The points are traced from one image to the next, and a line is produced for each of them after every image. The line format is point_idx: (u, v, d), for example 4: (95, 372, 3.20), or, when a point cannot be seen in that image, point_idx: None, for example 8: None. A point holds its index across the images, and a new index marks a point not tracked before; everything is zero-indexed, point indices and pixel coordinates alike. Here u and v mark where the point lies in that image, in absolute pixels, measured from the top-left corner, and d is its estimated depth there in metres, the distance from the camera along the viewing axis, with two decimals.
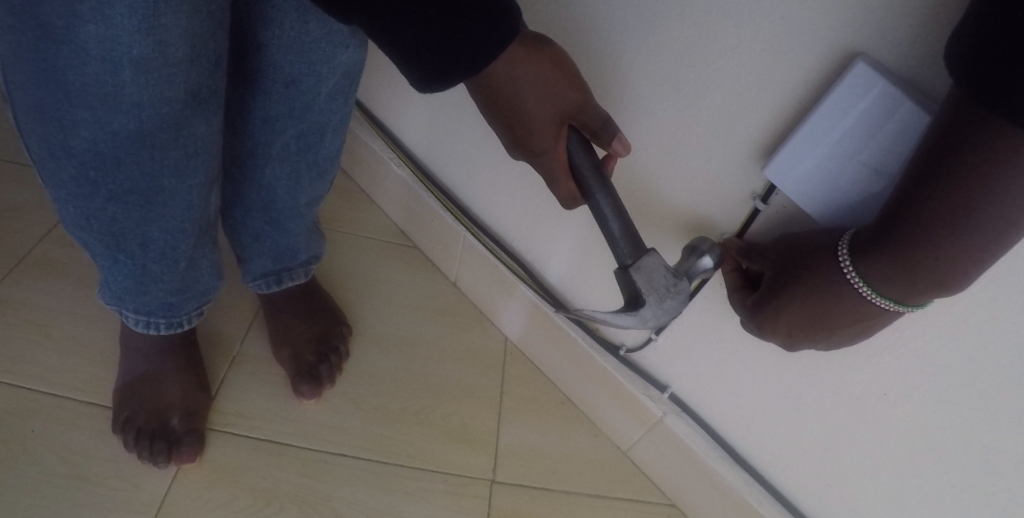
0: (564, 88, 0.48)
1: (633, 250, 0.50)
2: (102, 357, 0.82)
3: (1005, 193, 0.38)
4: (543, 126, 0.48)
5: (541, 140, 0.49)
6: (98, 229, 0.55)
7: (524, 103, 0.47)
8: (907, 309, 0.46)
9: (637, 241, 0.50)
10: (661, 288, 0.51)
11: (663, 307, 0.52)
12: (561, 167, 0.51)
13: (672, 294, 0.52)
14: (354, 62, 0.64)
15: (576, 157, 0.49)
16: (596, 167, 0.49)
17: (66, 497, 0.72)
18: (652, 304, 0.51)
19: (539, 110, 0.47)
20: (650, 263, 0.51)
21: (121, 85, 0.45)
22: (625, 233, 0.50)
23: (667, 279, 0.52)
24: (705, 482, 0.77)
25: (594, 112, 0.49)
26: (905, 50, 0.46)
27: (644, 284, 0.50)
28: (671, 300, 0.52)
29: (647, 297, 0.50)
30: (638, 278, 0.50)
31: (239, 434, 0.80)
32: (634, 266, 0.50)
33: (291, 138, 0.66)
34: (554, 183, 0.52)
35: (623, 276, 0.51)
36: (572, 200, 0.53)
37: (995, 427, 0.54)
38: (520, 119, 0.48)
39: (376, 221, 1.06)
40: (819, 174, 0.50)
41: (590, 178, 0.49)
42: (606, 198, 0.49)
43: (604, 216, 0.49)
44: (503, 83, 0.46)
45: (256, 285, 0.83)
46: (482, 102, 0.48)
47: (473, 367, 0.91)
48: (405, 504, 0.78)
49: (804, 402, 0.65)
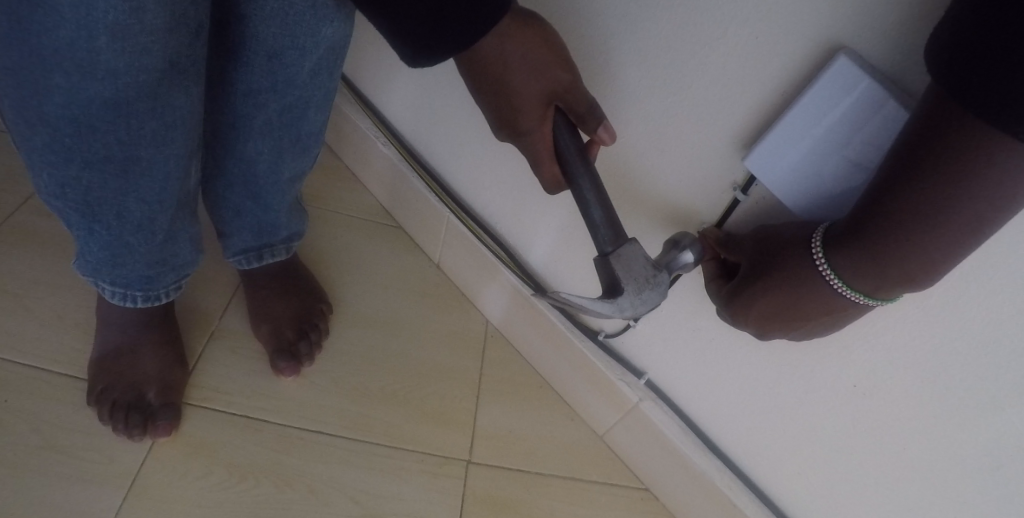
0: (552, 68, 0.48)
1: (614, 237, 0.50)
2: (79, 330, 0.82)
3: (977, 190, 0.38)
4: (529, 105, 0.48)
5: (526, 120, 0.49)
6: (74, 198, 0.55)
7: (511, 81, 0.47)
8: (877, 302, 0.47)
9: (618, 227, 0.51)
10: (639, 278, 0.52)
11: (641, 297, 0.52)
12: (546, 149, 0.50)
13: (651, 285, 0.52)
14: (340, 37, 0.63)
15: (562, 139, 0.49)
16: (580, 151, 0.49)
17: (40, 468, 0.71)
18: (629, 293, 0.51)
19: (526, 89, 0.47)
20: (629, 252, 0.51)
21: (96, 51, 0.44)
22: (606, 219, 0.50)
23: (645, 269, 0.52)
24: (678, 467, 0.79)
25: (581, 94, 0.49)
26: (887, 45, 0.46)
27: (623, 273, 0.51)
28: (650, 291, 0.52)
29: (625, 285, 0.51)
30: (617, 266, 0.51)
31: (216, 409, 0.79)
32: (612, 254, 0.51)
33: (273, 112, 0.65)
34: (539, 166, 0.52)
35: (601, 263, 0.51)
36: (556, 184, 0.53)
37: (959, 419, 0.56)
38: (506, 97, 0.48)
39: (361, 200, 1.05)
40: (801, 167, 0.51)
41: (574, 161, 0.49)
42: (590, 182, 0.49)
43: (587, 200, 0.49)
44: (490, 59, 0.46)
45: (237, 260, 0.82)
46: (470, 76, 0.48)
47: (454, 348, 0.92)
48: (381, 482, 0.79)
49: (777, 392, 0.66)
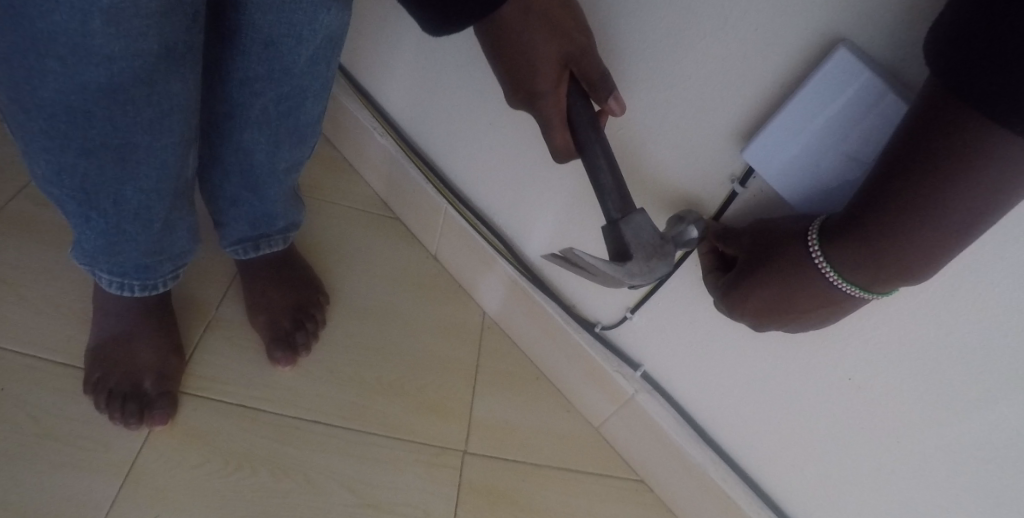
0: (571, 31, 0.50)
1: (622, 205, 0.49)
2: (77, 318, 0.81)
3: (976, 184, 0.38)
4: (546, 64, 0.50)
5: (543, 80, 0.50)
6: (70, 185, 0.55)
7: (531, 36, 0.49)
8: (872, 296, 0.47)
9: (626, 194, 0.49)
10: (650, 246, 0.49)
11: (650, 266, 0.49)
12: (558, 113, 0.51)
13: (661, 255, 0.50)
14: (338, 25, 0.63)
15: (575, 102, 0.50)
16: (593, 119, 0.50)
17: (38, 456, 0.71)
18: (639, 260, 0.48)
19: (546, 47, 0.50)
20: (640, 220, 0.49)
21: (90, 35, 0.44)
22: (615, 185, 0.49)
23: (655, 238, 0.49)
24: (673, 459, 0.79)
25: (594, 62, 0.52)
26: (888, 38, 0.46)
27: (633, 239, 0.48)
28: (659, 262, 0.50)
29: (635, 252, 0.48)
30: (626, 231, 0.48)
31: (212, 399, 0.80)
32: (622, 220, 0.48)
33: (269, 101, 0.65)
34: (549, 133, 0.53)
35: (609, 230, 0.49)
36: (565, 152, 0.54)
37: (952, 412, 0.56)
38: (524, 54, 0.50)
39: (358, 191, 1.05)
40: (800, 159, 0.51)
41: (585, 125, 0.50)
42: (601, 147, 0.49)
43: (598, 164, 0.49)
44: (514, 15, 0.49)
45: (233, 250, 0.82)
46: (491, 37, 0.51)
47: (450, 339, 0.92)
48: (377, 471, 0.79)
49: (773, 384, 0.66)
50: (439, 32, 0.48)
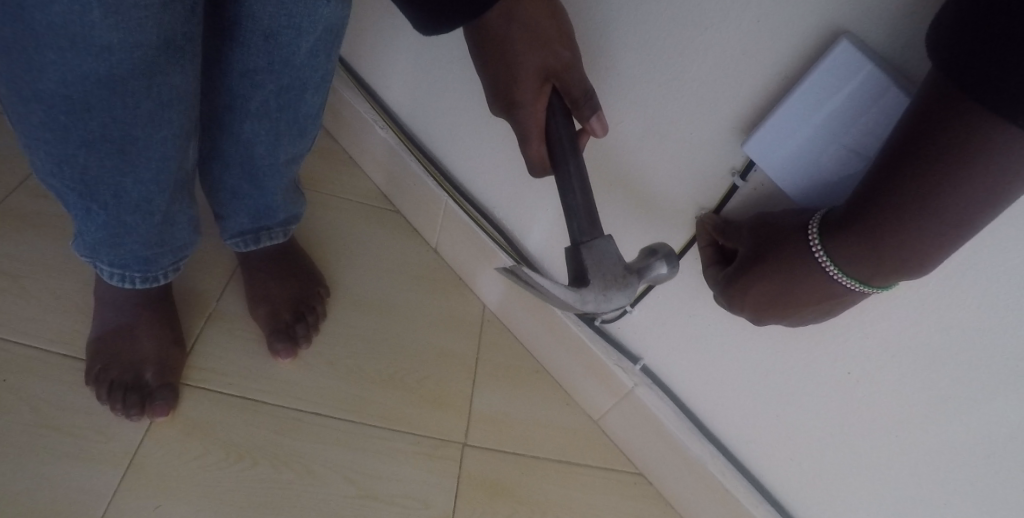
0: (555, 45, 0.50)
1: (589, 228, 0.49)
2: (78, 310, 0.82)
3: (977, 178, 0.38)
4: (527, 76, 0.50)
5: (523, 91, 0.50)
6: (70, 178, 0.55)
7: (513, 46, 0.50)
8: (872, 290, 0.47)
9: (595, 219, 0.49)
10: (609, 275, 0.49)
11: (605, 295, 0.49)
12: (537, 125, 0.51)
13: (620, 285, 0.50)
14: (338, 17, 0.62)
15: (554, 117, 0.50)
16: (570, 137, 0.50)
17: (40, 446, 0.72)
18: (594, 288, 0.49)
19: (528, 59, 0.50)
20: (603, 247, 0.49)
21: (89, 26, 0.44)
22: (583, 209, 0.48)
23: (618, 268, 0.50)
24: (672, 452, 0.80)
25: (578, 78, 0.51)
26: (890, 31, 0.46)
27: (592, 266, 0.49)
28: (616, 292, 0.50)
29: (592, 279, 0.49)
30: (587, 257, 0.49)
31: (214, 391, 0.80)
32: (585, 245, 0.49)
33: (269, 94, 0.65)
34: (526, 145, 0.53)
35: (571, 253, 0.49)
36: (540, 165, 0.54)
37: (951, 406, 0.56)
38: (507, 64, 0.50)
39: (359, 184, 1.05)
40: (801, 152, 0.51)
41: (561, 141, 0.49)
42: (575, 167, 0.49)
43: (570, 186, 0.49)
44: (498, 23, 0.49)
45: (234, 243, 0.82)
46: (476, 42, 0.51)
47: (450, 332, 0.92)
48: (378, 463, 0.79)
49: (772, 378, 0.67)
50: (427, 32, 0.48)
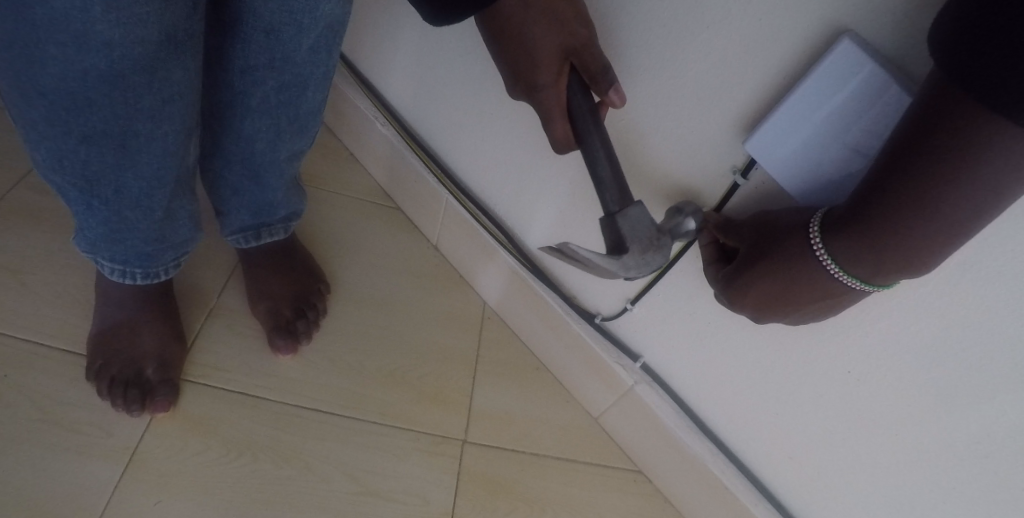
0: (572, 23, 0.50)
1: (620, 197, 0.49)
2: (78, 306, 0.82)
3: (978, 177, 0.38)
4: (546, 57, 0.50)
5: (543, 72, 0.50)
6: (72, 173, 0.55)
7: (529, 28, 0.49)
8: (873, 288, 0.47)
9: (625, 188, 0.50)
10: (647, 239, 0.49)
11: (646, 259, 0.49)
12: (559, 105, 0.51)
13: (658, 248, 0.50)
14: (339, 14, 0.62)
15: (574, 95, 0.50)
16: (591, 110, 0.50)
17: (40, 442, 0.72)
18: (634, 253, 0.49)
19: (546, 40, 0.49)
20: (637, 213, 0.49)
21: (90, 21, 0.44)
22: (613, 179, 0.49)
23: (653, 232, 0.50)
24: (671, 449, 0.80)
25: (595, 54, 0.51)
26: (892, 30, 0.46)
27: (630, 232, 0.49)
28: (657, 255, 0.50)
29: (632, 245, 0.49)
30: (623, 224, 0.49)
31: (214, 387, 0.80)
32: (619, 214, 0.49)
33: (270, 90, 0.65)
34: (550, 124, 0.53)
35: (607, 223, 0.50)
36: (565, 144, 0.54)
37: (951, 405, 0.56)
38: (524, 46, 0.50)
39: (359, 181, 1.05)
40: (802, 150, 0.51)
41: (584, 117, 0.50)
42: (598, 138, 0.49)
43: (597, 157, 0.49)
44: (513, 6, 0.49)
45: (234, 239, 0.82)
46: (490, 28, 0.51)
47: (450, 329, 0.92)
48: (378, 459, 0.79)
49: (771, 376, 0.67)
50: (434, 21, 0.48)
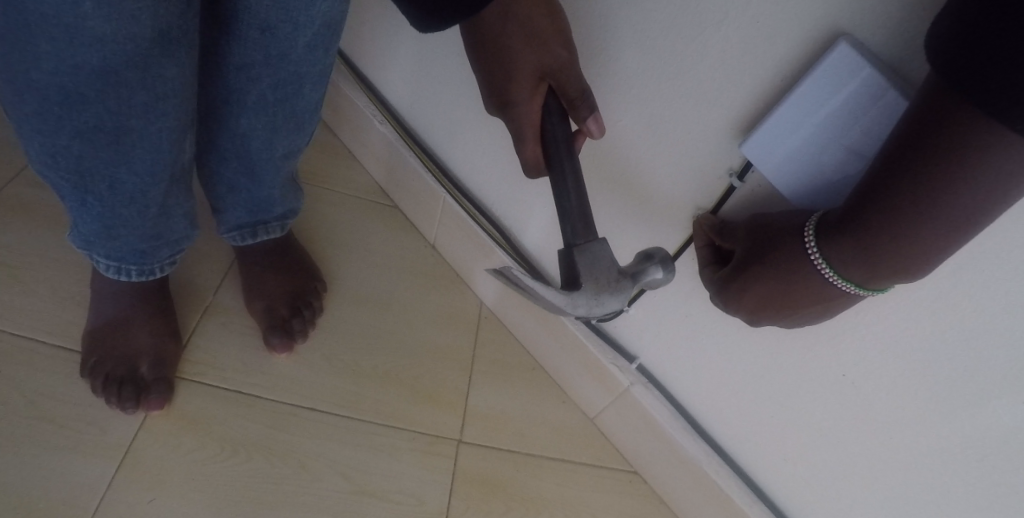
0: (552, 43, 0.50)
1: (583, 231, 0.49)
2: (74, 303, 0.82)
3: (973, 182, 0.38)
4: (524, 74, 0.50)
5: (519, 89, 0.50)
6: (65, 168, 0.55)
7: (509, 44, 0.49)
8: (867, 293, 0.47)
9: (590, 222, 0.49)
10: (602, 279, 0.49)
11: (598, 298, 0.50)
12: (532, 125, 0.51)
13: (613, 289, 0.50)
14: (336, 12, 0.62)
15: (549, 119, 0.50)
16: (564, 137, 0.50)
17: (34, 439, 0.72)
18: (586, 290, 0.49)
19: (525, 57, 0.49)
20: (597, 250, 0.49)
21: (82, 18, 0.44)
22: (578, 211, 0.49)
23: (612, 272, 0.50)
24: (667, 451, 0.79)
25: (574, 78, 0.51)
26: (889, 33, 0.46)
27: (585, 268, 0.49)
28: (609, 296, 0.50)
29: (583, 282, 0.49)
30: (580, 260, 0.49)
31: (209, 385, 0.80)
32: (578, 247, 0.49)
33: (266, 87, 0.64)
34: (521, 144, 0.52)
35: (565, 255, 0.50)
36: (535, 166, 0.54)
37: (946, 410, 0.56)
38: (502, 61, 0.50)
39: (357, 179, 1.05)
40: (799, 153, 0.50)
41: (556, 142, 0.50)
42: (570, 166, 0.49)
43: (564, 188, 0.49)
44: (495, 20, 0.49)
45: (231, 237, 0.82)
46: (473, 40, 0.51)
47: (447, 329, 0.92)
48: (373, 459, 0.79)
49: (766, 379, 0.66)
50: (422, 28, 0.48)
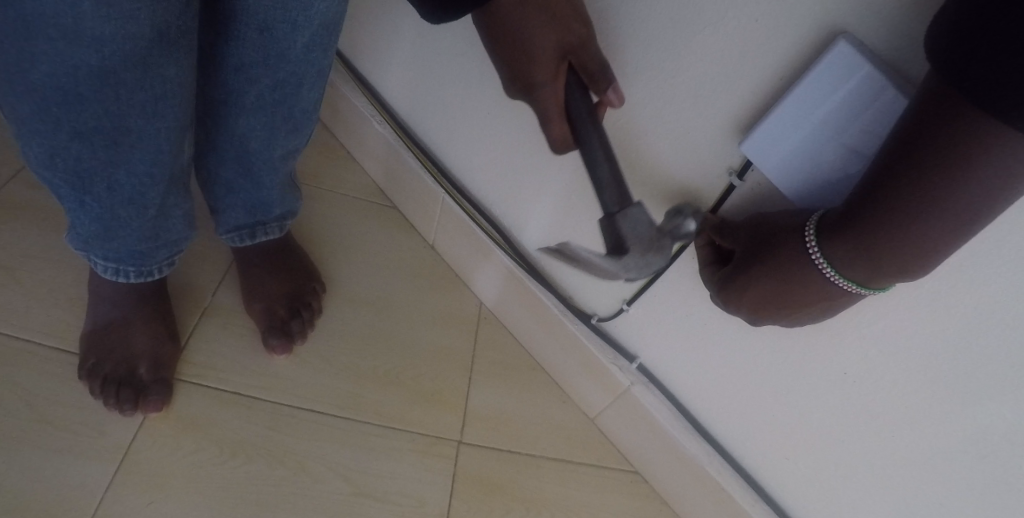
0: (570, 21, 0.50)
1: (620, 198, 0.48)
2: (72, 304, 0.81)
3: (974, 180, 0.38)
4: (545, 55, 0.49)
5: (542, 71, 0.50)
6: (63, 169, 0.54)
7: (528, 26, 0.49)
8: (869, 292, 0.47)
9: (624, 187, 0.48)
10: (647, 240, 0.48)
11: (646, 260, 0.49)
12: (556, 103, 0.51)
13: (658, 250, 0.49)
14: (335, 12, 0.62)
15: (573, 95, 0.50)
16: (591, 112, 0.50)
17: (33, 442, 0.71)
18: (635, 254, 0.48)
19: (545, 37, 0.49)
20: (638, 214, 0.48)
21: (81, 18, 0.43)
22: (613, 179, 0.48)
23: (654, 232, 0.48)
24: (668, 451, 0.79)
25: (592, 53, 0.52)
26: (889, 31, 0.46)
27: (630, 233, 0.47)
28: (655, 256, 0.49)
29: (631, 248, 0.47)
30: (624, 225, 0.47)
31: (208, 386, 0.80)
32: (619, 214, 0.48)
33: (265, 88, 0.64)
34: (547, 124, 0.52)
35: (607, 224, 0.48)
36: (562, 145, 0.53)
37: (948, 408, 0.56)
38: (522, 43, 0.49)
39: (355, 180, 1.05)
40: (798, 152, 0.50)
41: (583, 117, 0.50)
42: (599, 140, 0.49)
43: (596, 159, 0.48)
44: (512, 1, 0.48)
45: (229, 237, 0.81)
46: (488, 24, 0.50)
47: (447, 330, 0.92)
48: (373, 460, 0.79)
49: (767, 378, 0.66)
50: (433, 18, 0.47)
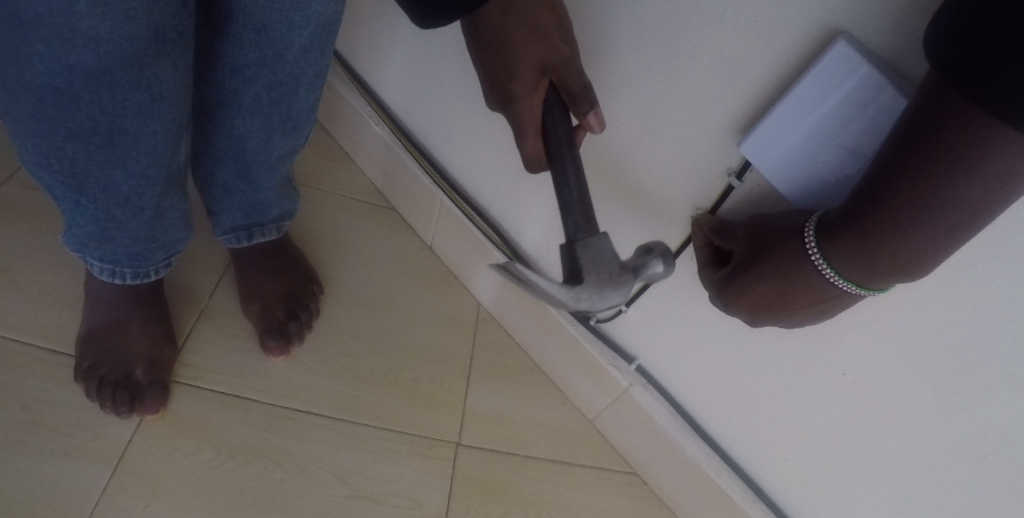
0: (554, 38, 0.50)
1: (585, 225, 0.47)
2: (68, 306, 0.81)
3: (974, 181, 0.38)
4: (525, 70, 0.50)
5: (521, 85, 0.50)
6: (59, 170, 0.54)
7: (511, 40, 0.49)
8: (868, 292, 0.47)
9: (590, 215, 0.47)
10: (606, 273, 0.47)
11: (602, 294, 0.47)
12: (533, 121, 0.51)
13: (617, 284, 0.47)
14: (332, 13, 0.61)
15: (551, 115, 0.50)
16: (567, 134, 0.49)
17: (28, 444, 0.71)
18: (589, 284, 0.46)
19: (527, 53, 0.49)
20: (599, 244, 0.47)
21: (76, 17, 0.43)
22: (579, 205, 0.47)
23: (614, 266, 0.47)
24: (667, 452, 0.79)
25: (575, 74, 0.51)
26: (887, 31, 0.46)
27: (587, 261, 0.46)
28: (614, 292, 0.47)
29: (586, 276, 0.46)
30: (581, 253, 0.47)
31: (205, 388, 0.79)
32: (580, 241, 0.47)
33: (262, 88, 0.64)
34: (522, 140, 0.52)
35: (567, 250, 0.48)
36: (536, 162, 0.53)
37: (948, 409, 0.56)
38: (503, 56, 0.50)
39: (353, 181, 1.04)
40: (796, 152, 0.50)
41: (559, 139, 0.49)
42: (571, 163, 0.48)
43: (566, 182, 0.47)
44: (497, 15, 0.49)
45: (226, 239, 0.81)
46: (473, 36, 0.51)
47: (445, 331, 0.92)
48: (371, 462, 0.79)
49: (767, 379, 0.66)
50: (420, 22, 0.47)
